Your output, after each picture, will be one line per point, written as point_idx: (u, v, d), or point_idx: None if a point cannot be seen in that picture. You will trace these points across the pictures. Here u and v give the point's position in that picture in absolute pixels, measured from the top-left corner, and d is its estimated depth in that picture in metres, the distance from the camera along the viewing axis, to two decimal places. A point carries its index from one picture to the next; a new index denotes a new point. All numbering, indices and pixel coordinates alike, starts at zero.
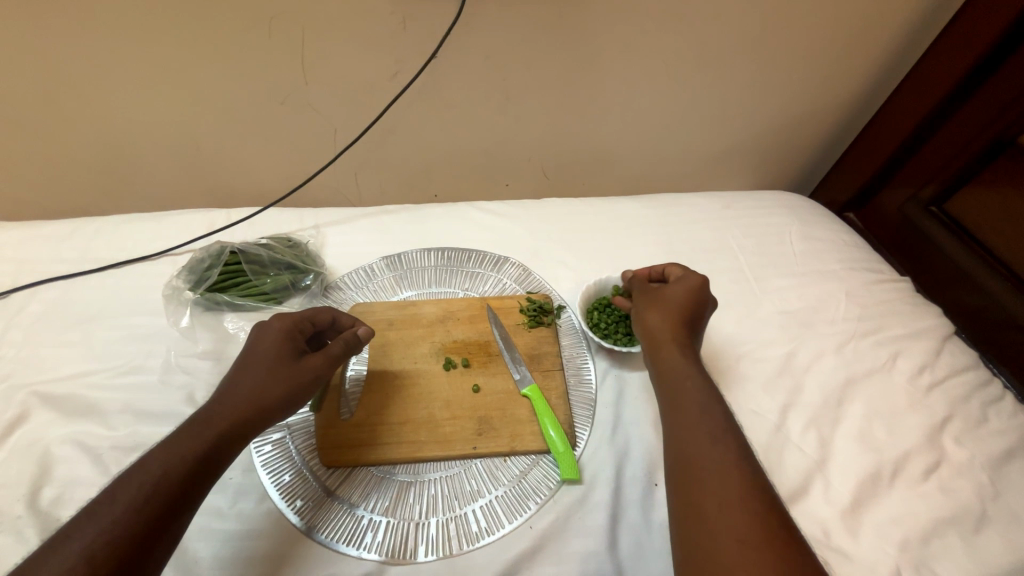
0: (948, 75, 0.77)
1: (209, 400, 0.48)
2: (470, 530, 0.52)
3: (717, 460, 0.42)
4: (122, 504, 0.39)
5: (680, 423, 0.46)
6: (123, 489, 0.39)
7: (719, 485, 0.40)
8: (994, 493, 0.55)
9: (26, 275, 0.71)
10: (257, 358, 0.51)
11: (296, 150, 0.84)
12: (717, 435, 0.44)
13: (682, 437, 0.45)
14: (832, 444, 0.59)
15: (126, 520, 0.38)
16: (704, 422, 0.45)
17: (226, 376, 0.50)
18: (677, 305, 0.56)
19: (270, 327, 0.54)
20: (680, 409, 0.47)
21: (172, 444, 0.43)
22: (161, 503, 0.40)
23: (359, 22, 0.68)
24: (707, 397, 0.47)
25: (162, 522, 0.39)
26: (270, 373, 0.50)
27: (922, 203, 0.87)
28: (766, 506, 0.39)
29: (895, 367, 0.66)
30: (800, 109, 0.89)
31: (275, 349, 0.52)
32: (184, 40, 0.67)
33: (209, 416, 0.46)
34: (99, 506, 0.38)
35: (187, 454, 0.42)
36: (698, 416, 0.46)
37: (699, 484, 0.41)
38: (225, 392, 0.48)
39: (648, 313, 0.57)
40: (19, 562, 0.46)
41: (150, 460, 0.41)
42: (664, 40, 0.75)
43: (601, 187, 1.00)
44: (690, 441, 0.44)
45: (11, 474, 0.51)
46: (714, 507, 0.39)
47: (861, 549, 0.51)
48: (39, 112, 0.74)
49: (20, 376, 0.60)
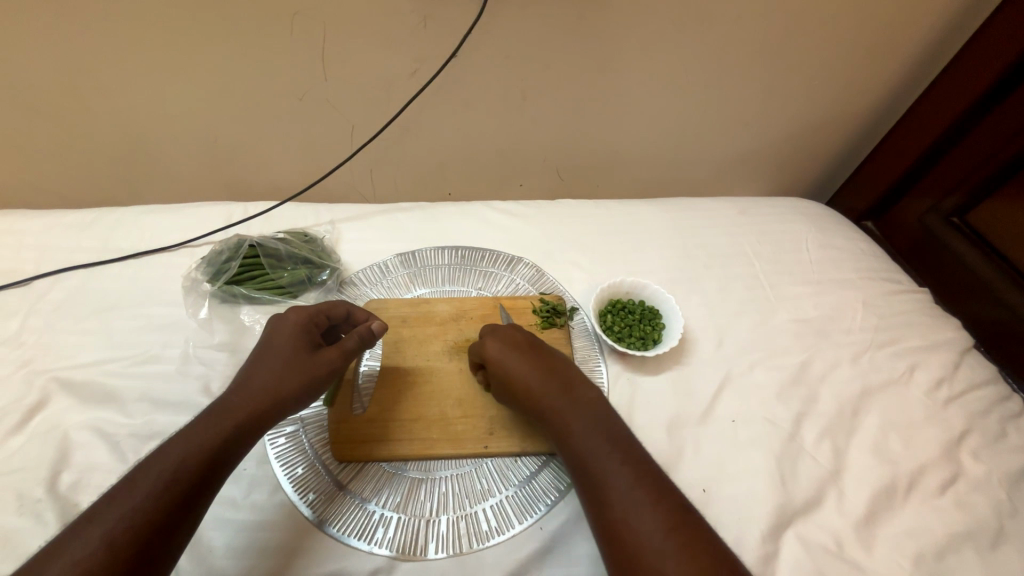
0: (974, 83, 0.76)
1: (226, 391, 0.49)
2: (480, 529, 0.52)
3: (637, 493, 0.43)
4: (142, 489, 0.39)
5: (589, 458, 0.47)
6: (142, 476, 0.40)
7: (644, 519, 0.42)
8: (1012, 511, 0.54)
9: (48, 263, 0.72)
10: (275, 350, 0.52)
11: (313, 146, 0.85)
12: (629, 463, 0.46)
13: (597, 475, 0.46)
14: (847, 455, 0.58)
15: (145, 508, 0.38)
16: (617, 465, 0.45)
17: (245, 368, 0.51)
18: (518, 344, 0.56)
19: (286, 319, 0.55)
20: (581, 447, 0.48)
21: (191, 433, 0.43)
22: (179, 491, 0.40)
23: (380, 20, 0.68)
24: (601, 424, 0.49)
25: (180, 509, 0.40)
26: (288, 365, 0.50)
27: (943, 213, 0.85)
28: (689, 533, 0.41)
29: (912, 379, 0.65)
30: (819, 115, 0.88)
31: (292, 342, 0.52)
32: (207, 34, 0.68)
33: (226, 406, 0.46)
34: (119, 491, 0.39)
35: (205, 443, 0.43)
36: (604, 446, 0.47)
37: (629, 521, 0.42)
38: (242, 383, 0.49)
39: (513, 361, 0.54)
40: (39, 545, 0.47)
41: (170, 448, 0.42)
42: (684, 43, 0.75)
43: (616, 189, 1.00)
44: (609, 475, 0.45)
45: (31, 458, 0.52)
46: (647, 542, 0.40)
47: (874, 562, 0.50)
48: (65, 104, 0.76)
49: (41, 362, 0.61)
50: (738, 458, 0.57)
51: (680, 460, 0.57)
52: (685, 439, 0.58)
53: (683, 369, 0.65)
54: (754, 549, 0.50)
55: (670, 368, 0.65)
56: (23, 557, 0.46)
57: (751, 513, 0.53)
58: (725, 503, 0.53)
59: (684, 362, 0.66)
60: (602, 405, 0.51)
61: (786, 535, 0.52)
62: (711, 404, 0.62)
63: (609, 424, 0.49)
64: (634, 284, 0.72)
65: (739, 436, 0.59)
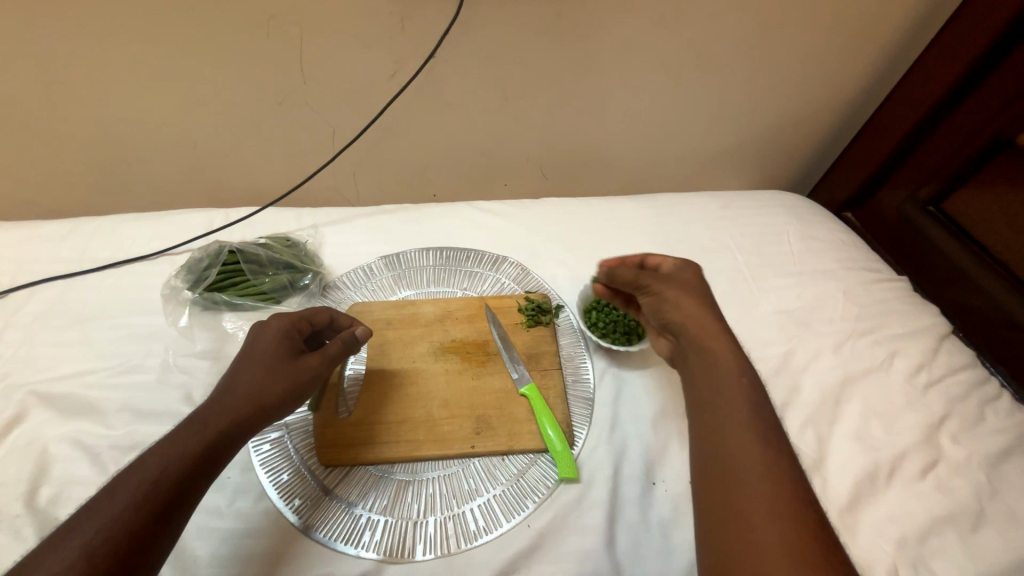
0: (944, 75, 0.77)
1: (207, 399, 0.48)
2: (468, 529, 0.52)
3: (759, 464, 0.39)
4: (122, 499, 0.39)
5: (720, 416, 0.43)
6: (121, 487, 0.39)
7: (760, 490, 0.38)
8: (992, 492, 0.55)
9: (24, 275, 0.71)
10: (257, 356, 0.51)
11: (295, 150, 0.84)
12: (760, 433, 0.41)
13: (722, 434, 0.42)
14: (830, 443, 0.59)
15: (124, 518, 0.38)
16: (744, 425, 0.42)
17: (226, 374, 0.50)
18: (693, 285, 0.54)
19: (269, 324, 0.54)
20: (717, 406, 0.44)
21: (172, 441, 0.43)
22: (160, 500, 0.40)
23: (359, 21, 0.68)
24: (748, 390, 0.44)
25: (162, 519, 0.39)
26: (270, 371, 0.50)
27: (920, 202, 0.86)
28: (807, 512, 0.36)
29: (892, 366, 0.66)
30: (797, 108, 0.89)
31: (275, 348, 0.52)
32: (182, 39, 0.67)
33: (207, 414, 0.46)
34: (97, 502, 0.38)
35: (187, 452, 0.42)
36: (738, 411, 0.43)
37: (741, 487, 0.38)
38: (223, 391, 0.49)
39: (688, 290, 0.53)
40: (17, 560, 0.46)
41: (150, 457, 0.41)
42: (663, 39, 0.75)
43: (600, 186, 1.01)
44: (732, 436, 0.41)
45: (10, 473, 0.51)
46: (756, 512, 0.37)
47: (858, 547, 0.51)
48: (40, 113, 0.74)
49: (18, 375, 0.60)
50: None
51: (665, 454, 0.57)
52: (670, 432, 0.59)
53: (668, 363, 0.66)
54: None
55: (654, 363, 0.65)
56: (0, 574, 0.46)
57: None
58: None
59: None
60: (750, 368, 0.46)
61: None
62: None
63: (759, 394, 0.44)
64: None
65: None
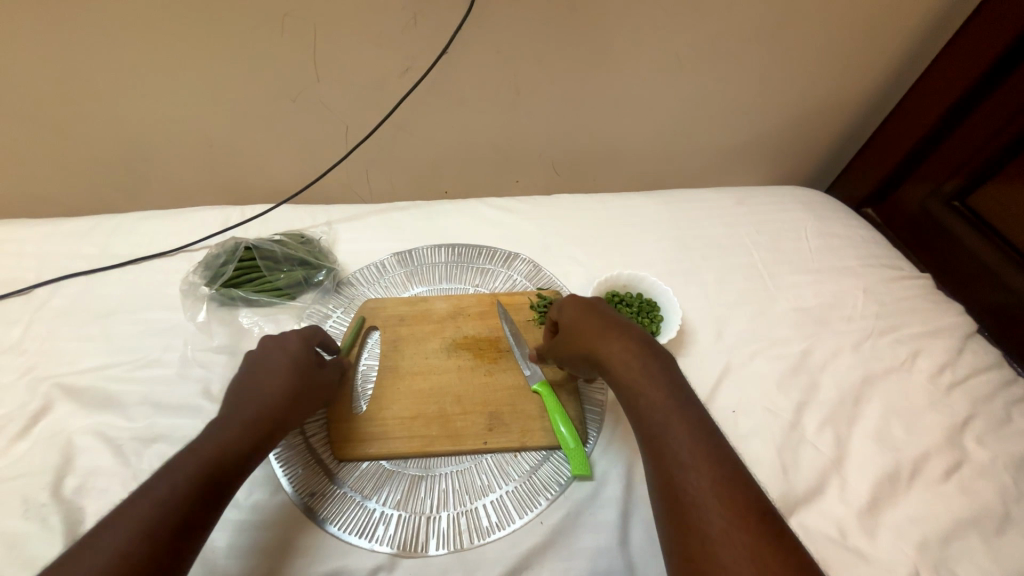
0: (972, 65, 0.74)
1: (233, 402, 0.49)
2: (480, 525, 0.52)
3: (700, 479, 0.39)
4: (153, 498, 0.40)
5: (650, 432, 0.44)
6: (169, 476, 0.41)
7: (708, 510, 0.38)
8: (1018, 495, 0.54)
9: (49, 271, 0.73)
10: (265, 369, 0.53)
11: (308, 148, 0.85)
12: (703, 460, 0.40)
13: (660, 453, 0.42)
14: (849, 443, 0.58)
15: (170, 506, 0.40)
16: (688, 449, 0.41)
17: (236, 386, 0.51)
18: (586, 324, 0.52)
19: (279, 337, 0.56)
20: (650, 425, 0.44)
21: (201, 445, 0.44)
22: (203, 491, 0.42)
23: (372, 20, 0.68)
24: (675, 400, 0.44)
25: (193, 520, 0.40)
26: (283, 382, 0.51)
27: (944, 197, 0.84)
28: (763, 535, 0.36)
29: (914, 366, 0.65)
30: (816, 102, 0.87)
31: (294, 357, 0.54)
32: (198, 38, 0.68)
33: (232, 419, 0.47)
34: (134, 498, 0.40)
35: (220, 452, 0.44)
36: (672, 424, 0.43)
37: (694, 523, 0.38)
38: (249, 394, 0.50)
39: (587, 334, 0.51)
40: (43, 547, 0.47)
41: (180, 461, 0.42)
42: (676, 33, 0.74)
43: (613, 182, 1.00)
44: (678, 469, 0.41)
45: (36, 464, 0.53)
46: (711, 547, 0.37)
47: (877, 549, 0.50)
48: (64, 113, 0.76)
49: (44, 368, 0.62)
50: (739, 448, 0.57)
51: None
52: None
53: (682, 360, 0.65)
54: None
55: None
56: (27, 561, 0.47)
57: None
58: None
59: (683, 353, 0.66)
60: (681, 393, 0.45)
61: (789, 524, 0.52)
62: (712, 396, 0.62)
63: (682, 397, 0.45)
64: (631, 277, 0.71)
65: (740, 426, 0.59)
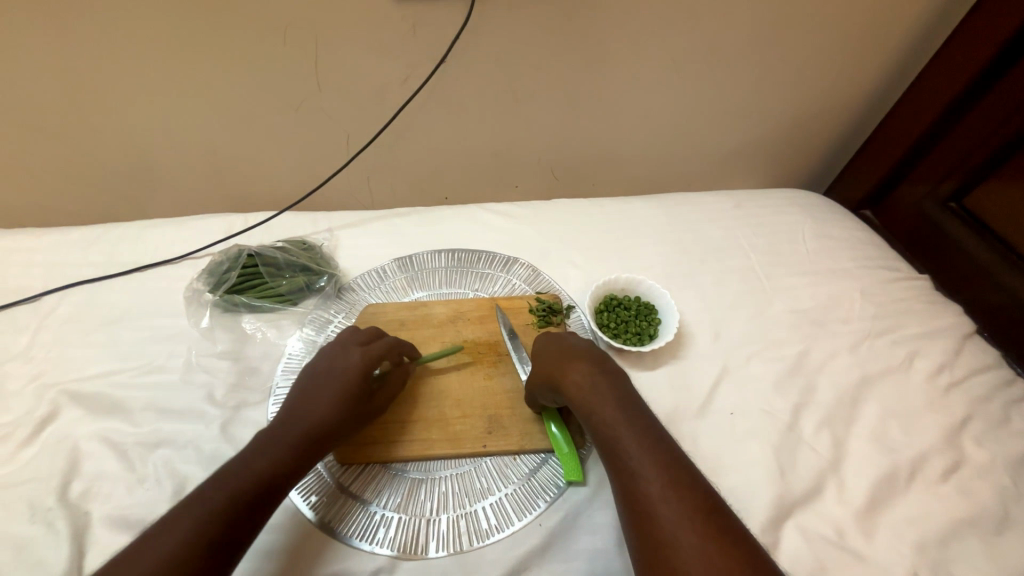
0: (965, 68, 0.75)
1: (287, 413, 0.52)
2: (480, 527, 0.52)
3: (657, 488, 0.42)
4: (202, 512, 0.42)
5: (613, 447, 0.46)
6: (220, 488, 0.44)
7: (665, 516, 0.41)
8: (1016, 496, 0.54)
9: (56, 279, 0.74)
10: (322, 387, 0.54)
11: (310, 155, 0.86)
12: (656, 463, 0.44)
13: (618, 462, 0.45)
14: (846, 445, 0.58)
15: (218, 518, 0.42)
16: (642, 454, 0.45)
17: (295, 396, 0.54)
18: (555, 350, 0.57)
19: (344, 349, 0.58)
20: (606, 437, 0.47)
21: (251, 462, 0.47)
22: (249, 505, 0.44)
23: (371, 30, 0.69)
24: (626, 412, 0.48)
25: (226, 548, 0.41)
26: (336, 405, 0.53)
27: (940, 198, 0.84)
28: (716, 530, 0.39)
29: (911, 366, 0.65)
30: (811, 105, 0.88)
31: (345, 368, 0.56)
32: (201, 49, 0.70)
33: (273, 438, 0.49)
34: (187, 506, 0.42)
35: (267, 468, 0.47)
36: (632, 439, 0.46)
37: (652, 524, 0.41)
38: (300, 407, 0.53)
39: (553, 357, 0.55)
40: (49, 551, 0.48)
41: (229, 475, 0.45)
42: (671, 39, 0.75)
43: (611, 187, 1.00)
44: (634, 474, 0.44)
45: (43, 468, 0.54)
46: (669, 544, 0.39)
47: (875, 550, 0.50)
48: (71, 124, 0.78)
49: (51, 375, 0.63)
50: (737, 451, 0.57)
51: None
52: (684, 433, 0.59)
53: (680, 363, 0.65)
54: None
55: (667, 363, 0.65)
56: (34, 564, 0.48)
57: (750, 505, 0.53)
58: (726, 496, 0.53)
59: (681, 356, 0.66)
60: (633, 405, 0.49)
61: (787, 526, 0.52)
62: (710, 398, 0.62)
63: (640, 414, 0.49)
64: (629, 280, 0.72)
65: (738, 428, 0.59)
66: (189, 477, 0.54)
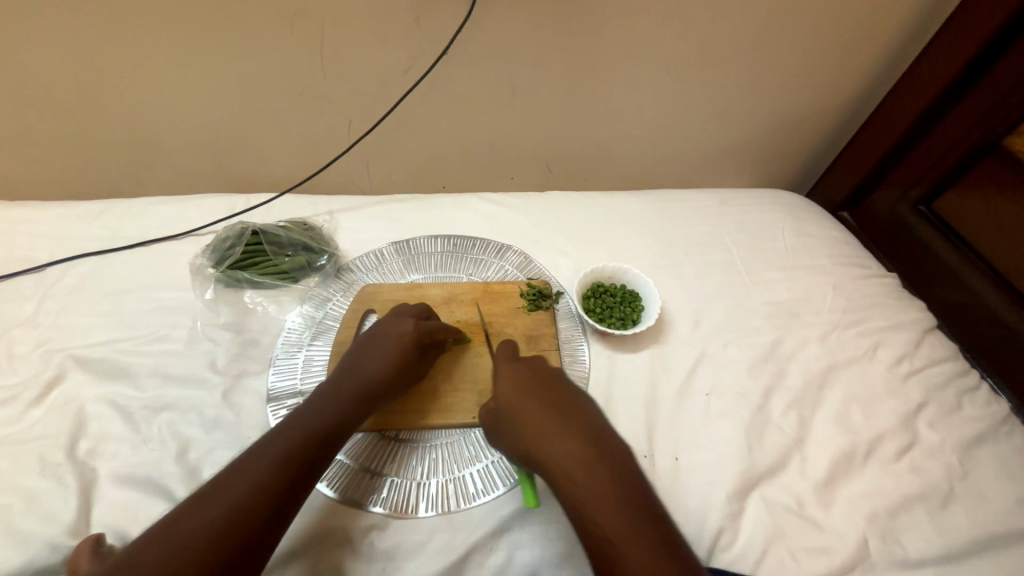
0: (936, 80, 0.80)
1: (338, 379, 0.57)
2: (467, 491, 0.56)
3: (604, 484, 0.44)
4: (252, 476, 0.47)
5: (556, 451, 0.47)
6: (263, 455, 0.48)
7: (615, 512, 0.42)
8: (963, 474, 0.59)
9: (61, 251, 0.76)
10: (376, 352, 0.59)
11: (313, 140, 0.89)
12: (604, 476, 0.45)
13: (564, 478, 0.45)
14: (811, 425, 0.62)
15: (265, 482, 0.47)
16: (588, 468, 0.45)
17: (347, 362, 0.59)
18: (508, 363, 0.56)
19: (395, 321, 0.62)
20: (550, 452, 0.47)
21: (294, 429, 0.51)
22: (292, 470, 0.48)
23: (377, 21, 0.72)
24: (571, 424, 0.49)
25: (274, 509, 0.46)
26: (388, 372, 0.58)
27: (911, 202, 0.89)
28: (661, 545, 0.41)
29: (875, 356, 0.69)
30: (795, 109, 0.93)
31: (395, 340, 0.60)
32: (211, 32, 0.72)
33: (327, 401, 0.54)
34: (233, 472, 0.47)
35: (310, 436, 0.51)
36: (577, 456, 0.46)
37: (604, 541, 0.41)
38: (351, 372, 0.57)
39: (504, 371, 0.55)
40: (58, 503, 0.51)
41: (274, 442, 0.50)
42: (664, 41, 0.79)
43: (604, 182, 1.04)
44: (582, 490, 0.44)
45: (52, 427, 0.56)
46: (622, 563, 0.40)
47: (831, 520, 0.55)
48: (79, 101, 0.80)
49: (57, 341, 0.65)
50: (710, 428, 0.61)
51: (655, 430, 0.61)
52: (661, 411, 0.63)
53: (661, 347, 0.69)
54: (722, 509, 0.54)
55: (648, 347, 0.69)
56: (43, 515, 0.50)
57: (719, 477, 0.57)
58: (697, 469, 0.58)
59: (662, 340, 0.70)
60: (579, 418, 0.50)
61: (753, 496, 0.56)
62: (687, 380, 0.66)
63: (586, 426, 0.49)
64: (616, 269, 0.76)
65: (712, 408, 0.63)
66: (192, 439, 0.57)
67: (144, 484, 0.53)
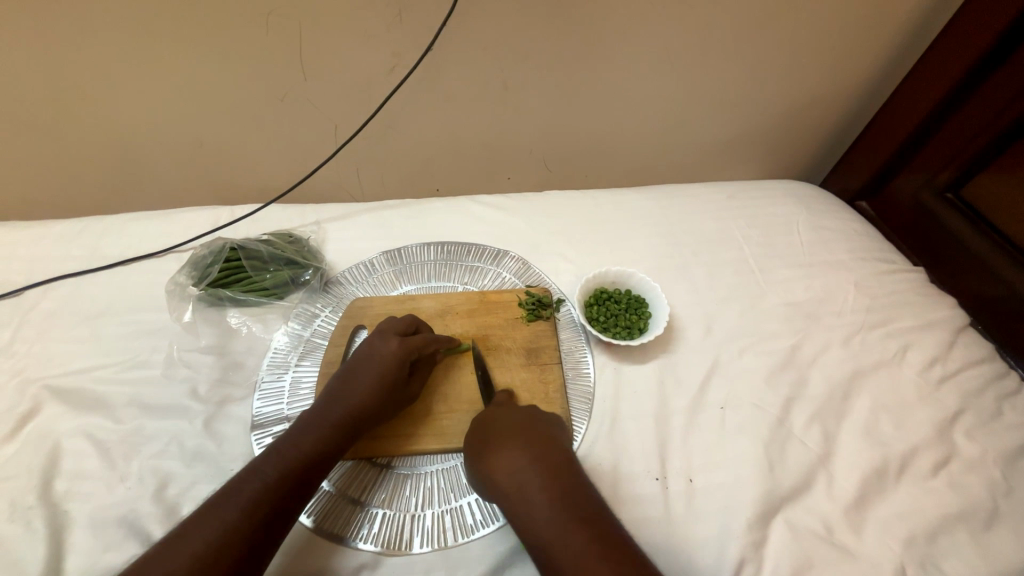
0: (961, 58, 0.74)
1: (320, 404, 0.54)
2: (465, 523, 0.52)
3: (539, 485, 0.45)
4: (219, 521, 0.43)
5: (502, 461, 0.48)
6: (234, 494, 0.45)
7: (546, 507, 0.44)
8: (1007, 490, 0.54)
9: (39, 273, 0.73)
10: (358, 375, 0.55)
11: (297, 146, 0.85)
12: (562, 503, 0.44)
13: (523, 505, 0.44)
14: (837, 438, 0.57)
15: (235, 525, 0.43)
16: (546, 495, 0.44)
17: (334, 384, 0.55)
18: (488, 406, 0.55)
19: (383, 337, 0.58)
20: (509, 482, 0.46)
21: (265, 464, 0.48)
22: (264, 510, 0.45)
23: (355, 17, 0.68)
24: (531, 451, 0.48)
25: (250, 553, 0.43)
26: (369, 395, 0.54)
27: (937, 189, 0.82)
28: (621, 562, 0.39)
29: (904, 359, 0.64)
30: (808, 93, 0.87)
31: (380, 358, 0.56)
32: (183, 38, 0.68)
33: (309, 427, 0.51)
34: (200, 517, 0.43)
35: (286, 471, 0.48)
36: (536, 484, 0.45)
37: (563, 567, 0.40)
38: (335, 395, 0.54)
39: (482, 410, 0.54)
40: (30, 548, 0.48)
41: (245, 480, 0.46)
42: (665, 27, 0.73)
43: (604, 178, 0.99)
44: (540, 516, 0.43)
45: (23, 466, 0.53)
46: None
47: (864, 546, 0.50)
48: (52, 115, 0.76)
49: (33, 370, 0.62)
50: (727, 445, 0.56)
51: (667, 449, 0.56)
52: (672, 429, 0.58)
53: (670, 356, 0.65)
54: (743, 537, 0.50)
55: (656, 357, 0.65)
56: (13, 563, 0.47)
57: (737, 501, 0.52)
58: (713, 492, 0.53)
59: (671, 349, 0.65)
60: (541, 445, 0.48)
61: (775, 522, 0.51)
62: (701, 392, 0.61)
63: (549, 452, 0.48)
64: (620, 273, 0.71)
65: (727, 423, 0.58)
66: (172, 473, 0.54)
67: (121, 524, 0.50)
